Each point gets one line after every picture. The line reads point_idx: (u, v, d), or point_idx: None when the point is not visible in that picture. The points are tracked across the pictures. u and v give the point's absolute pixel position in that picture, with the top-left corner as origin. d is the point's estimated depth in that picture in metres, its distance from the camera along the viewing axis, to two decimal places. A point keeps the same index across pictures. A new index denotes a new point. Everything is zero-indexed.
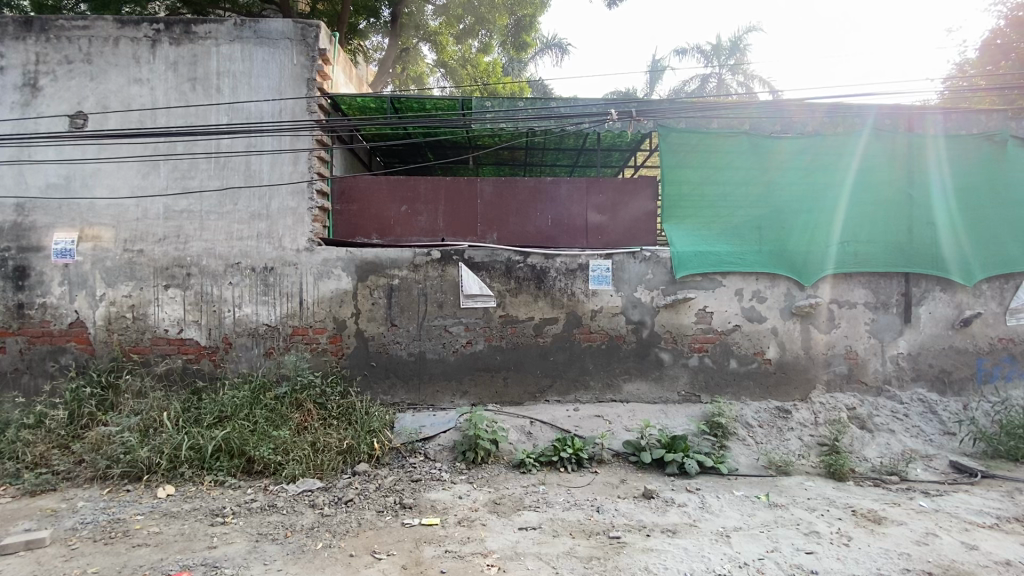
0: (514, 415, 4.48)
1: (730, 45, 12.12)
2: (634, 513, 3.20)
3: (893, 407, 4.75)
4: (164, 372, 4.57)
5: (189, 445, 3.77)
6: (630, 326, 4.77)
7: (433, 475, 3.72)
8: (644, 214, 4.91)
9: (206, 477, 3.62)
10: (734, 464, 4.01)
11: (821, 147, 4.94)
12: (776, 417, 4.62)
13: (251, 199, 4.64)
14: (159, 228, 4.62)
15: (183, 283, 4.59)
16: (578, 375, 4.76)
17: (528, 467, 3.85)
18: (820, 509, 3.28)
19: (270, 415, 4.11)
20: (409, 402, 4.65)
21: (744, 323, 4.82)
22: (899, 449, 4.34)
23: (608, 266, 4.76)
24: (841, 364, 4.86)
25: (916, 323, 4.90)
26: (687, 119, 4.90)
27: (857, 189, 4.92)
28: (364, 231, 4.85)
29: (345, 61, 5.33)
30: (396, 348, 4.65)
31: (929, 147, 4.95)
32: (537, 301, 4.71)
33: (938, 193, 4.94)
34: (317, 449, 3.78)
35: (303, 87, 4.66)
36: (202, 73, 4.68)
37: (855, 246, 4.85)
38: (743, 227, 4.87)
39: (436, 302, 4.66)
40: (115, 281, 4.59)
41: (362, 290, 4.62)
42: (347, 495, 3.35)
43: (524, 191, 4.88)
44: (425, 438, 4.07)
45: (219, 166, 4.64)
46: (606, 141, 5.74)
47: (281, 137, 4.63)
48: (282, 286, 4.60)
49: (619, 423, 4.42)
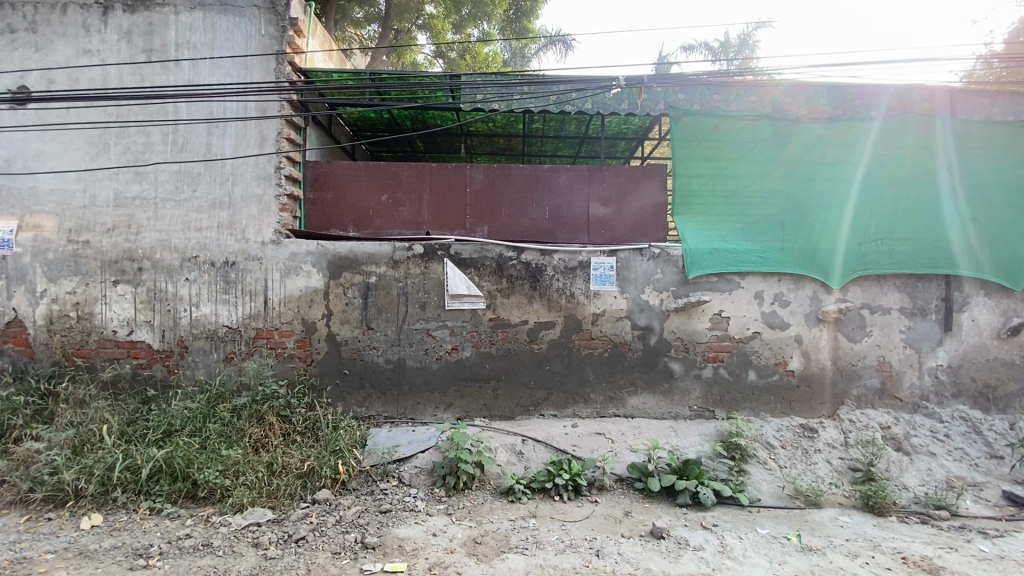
0: (503, 431, 3.97)
1: (740, 42, 11.52)
2: (640, 559, 2.68)
3: (932, 426, 4.22)
4: (111, 379, 4.06)
5: (125, 466, 3.27)
6: (636, 332, 4.25)
7: (406, 504, 3.19)
8: (653, 206, 4.39)
9: (141, 505, 3.13)
10: (755, 494, 3.48)
11: (847, 134, 4.40)
12: (800, 436, 4.09)
13: (212, 184, 4.13)
14: (109, 217, 4.11)
15: (134, 278, 4.08)
16: (577, 386, 4.23)
17: (517, 495, 3.33)
18: (863, 556, 2.74)
19: (225, 430, 3.61)
20: (386, 415, 4.14)
21: (765, 330, 4.29)
22: (942, 477, 3.80)
23: (612, 263, 4.23)
24: (873, 377, 4.33)
25: (958, 332, 4.35)
26: (705, 100, 4.38)
27: (891, 180, 4.38)
28: (339, 223, 4.31)
29: (320, 33, 4.82)
30: (372, 354, 4.13)
31: (974, 134, 4.39)
32: (531, 303, 4.19)
33: (984, 186, 4.37)
34: (273, 472, 3.29)
35: (272, 60, 4.15)
36: (159, 44, 4.18)
37: (888, 245, 4.30)
38: (765, 222, 4.34)
39: (418, 303, 4.14)
40: (59, 275, 4.09)
41: (334, 289, 4.10)
42: (299, 531, 2.83)
43: (519, 181, 4.37)
44: (400, 459, 3.56)
45: (177, 146, 4.15)
46: (612, 128, 5.25)
47: (246, 106, 4.14)
48: (244, 283, 4.09)
49: (623, 442, 3.91)
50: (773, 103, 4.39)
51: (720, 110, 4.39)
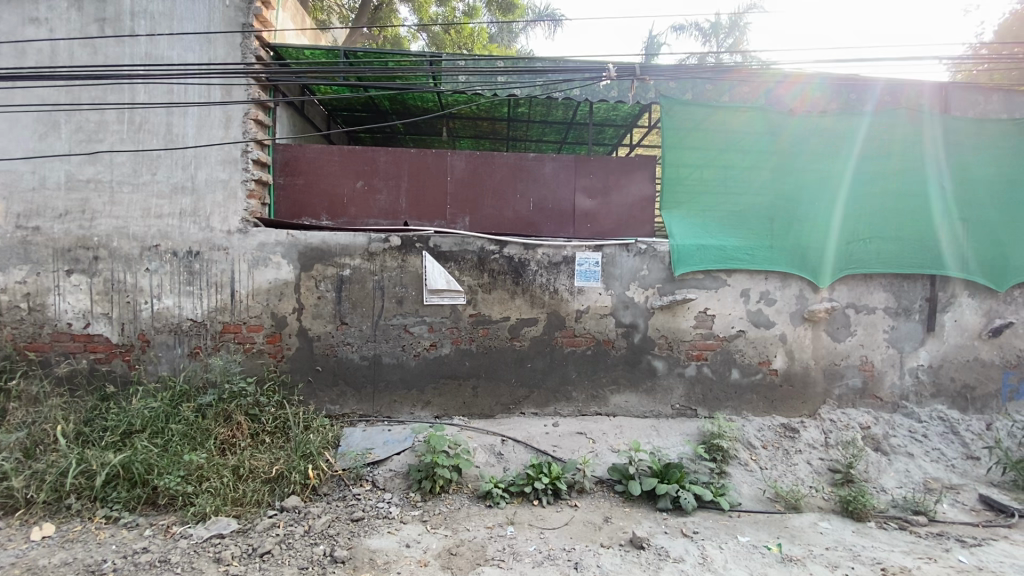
0: (483, 431, 3.86)
1: (731, 22, 11.26)
2: (620, 572, 2.61)
3: (910, 426, 4.22)
4: (67, 375, 3.83)
5: (80, 471, 3.08)
6: (620, 329, 4.14)
7: (379, 511, 3.08)
8: (641, 200, 4.25)
9: (97, 513, 2.96)
10: (736, 497, 3.44)
11: (840, 128, 4.27)
12: (781, 436, 4.06)
13: (173, 168, 3.86)
14: (61, 201, 3.83)
15: (89, 268, 3.82)
16: (558, 384, 4.13)
17: (495, 500, 3.22)
18: (843, 567, 2.71)
19: (189, 431, 3.43)
20: (361, 413, 4.00)
21: (749, 328, 4.22)
22: (920, 478, 3.81)
23: (597, 259, 4.10)
24: (855, 376, 4.31)
25: (940, 332, 4.33)
26: (696, 89, 4.22)
27: (882, 177, 4.27)
28: (312, 211, 4.10)
29: (292, 6, 4.51)
30: (345, 350, 3.96)
31: (970, 131, 4.28)
32: (513, 299, 4.05)
33: (975, 185, 4.28)
34: (240, 477, 3.14)
35: (237, 33, 3.84)
36: (112, 13, 3.84)
37: (878, 244, 4.23)
38: (754, 217, 4.23)
39: (395, 297, 3.97)
40: (7, 264, 3.81)
41: (306, 281, 3.90)
42: (264, 544, 2.71)
43: (502, 170, 4.19)
44: (374, 462, 3.43)
45: (134, 127, 3.85)
46: (600, 114, 5.05)
47: (209, 88, 3.85)
48: (209, 274, 3.86)
49: (604, 442, 3.84)
50: (765, 95, 4.25)
51: (712, 100, 4.24)
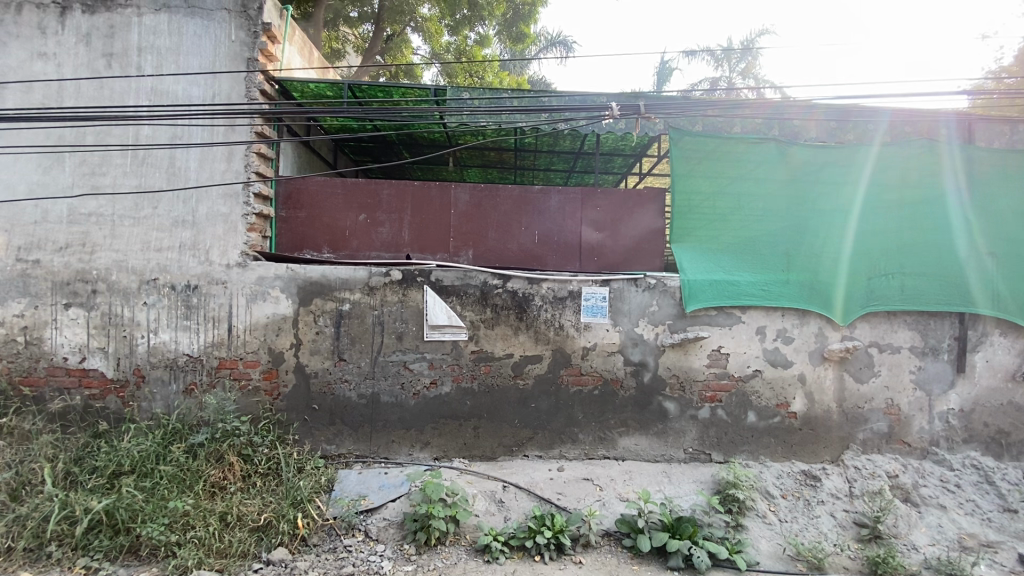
0: (483, 475, 3.69)
1: (744, 47, 11.23)
2: None
3: (942, 475, 3.94)
4: (61, 411, 3.75)
5: (63, 517, 2.97)
6: (629, 368, 3.96)
7: (370, 566, 2.93)
8: (649, 233, 4.11)
9: (77, 563, 2.85)
10: (754, 555, 3.20)
11: (856, 160, 4.11)
12: (801, 485, 3.82)
13: (174, 202, 3.83)
14: (62, 234, 3.81)
15: (87, 301, 3.78)
16: (564, 425, 3.95)
17: (495, 554, 3.03)
18: None
19: (178, 472, 3.31)
20: (359, 454, 3.85)
21: (766, 368, 4.01)
22: (953, 534, 3.53)
23: (604, 294, 3.95)
24: (880, 420, 4.05)
25: (971, 374, 4.07)
26: (706, 120, 4.09)
27: (903, 209, 4.07)
28: (313, 243, 4.03)
29: (299, 39, 4.53)
30: (343, 388, 3.84)
31: (994, 162, 4.08)
32: (516, 335, 3.90)
33: (1002, 217, 4.05)
34: (227, 525, 3.01)
35: (242, 67, 3.84)
36: (120, 48, 3.86)
37: (900, 279, 4.02)
38: (767, 251, 4.06)
39: (395, 333, 3.85)
40: (6, 297, 3.78)
41: (304, 316, 3.80)
42: None
43: (507, 202, 4.10)
44: (368, 509, 3.27)
45: (137, 161, 3.84)
46: (608, 144, 4.96)
47: (212, 129, 3.84)
48: (207, 308, 3.79)
49: (612, 490, 3.64)
50: (777, 125, 4.10)
51: (722, 131, 4.11)
